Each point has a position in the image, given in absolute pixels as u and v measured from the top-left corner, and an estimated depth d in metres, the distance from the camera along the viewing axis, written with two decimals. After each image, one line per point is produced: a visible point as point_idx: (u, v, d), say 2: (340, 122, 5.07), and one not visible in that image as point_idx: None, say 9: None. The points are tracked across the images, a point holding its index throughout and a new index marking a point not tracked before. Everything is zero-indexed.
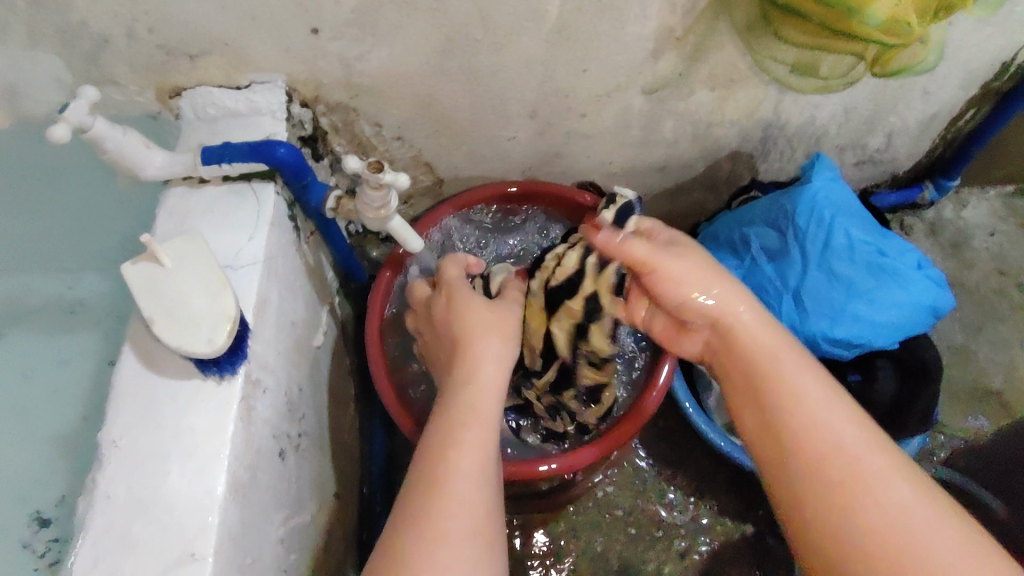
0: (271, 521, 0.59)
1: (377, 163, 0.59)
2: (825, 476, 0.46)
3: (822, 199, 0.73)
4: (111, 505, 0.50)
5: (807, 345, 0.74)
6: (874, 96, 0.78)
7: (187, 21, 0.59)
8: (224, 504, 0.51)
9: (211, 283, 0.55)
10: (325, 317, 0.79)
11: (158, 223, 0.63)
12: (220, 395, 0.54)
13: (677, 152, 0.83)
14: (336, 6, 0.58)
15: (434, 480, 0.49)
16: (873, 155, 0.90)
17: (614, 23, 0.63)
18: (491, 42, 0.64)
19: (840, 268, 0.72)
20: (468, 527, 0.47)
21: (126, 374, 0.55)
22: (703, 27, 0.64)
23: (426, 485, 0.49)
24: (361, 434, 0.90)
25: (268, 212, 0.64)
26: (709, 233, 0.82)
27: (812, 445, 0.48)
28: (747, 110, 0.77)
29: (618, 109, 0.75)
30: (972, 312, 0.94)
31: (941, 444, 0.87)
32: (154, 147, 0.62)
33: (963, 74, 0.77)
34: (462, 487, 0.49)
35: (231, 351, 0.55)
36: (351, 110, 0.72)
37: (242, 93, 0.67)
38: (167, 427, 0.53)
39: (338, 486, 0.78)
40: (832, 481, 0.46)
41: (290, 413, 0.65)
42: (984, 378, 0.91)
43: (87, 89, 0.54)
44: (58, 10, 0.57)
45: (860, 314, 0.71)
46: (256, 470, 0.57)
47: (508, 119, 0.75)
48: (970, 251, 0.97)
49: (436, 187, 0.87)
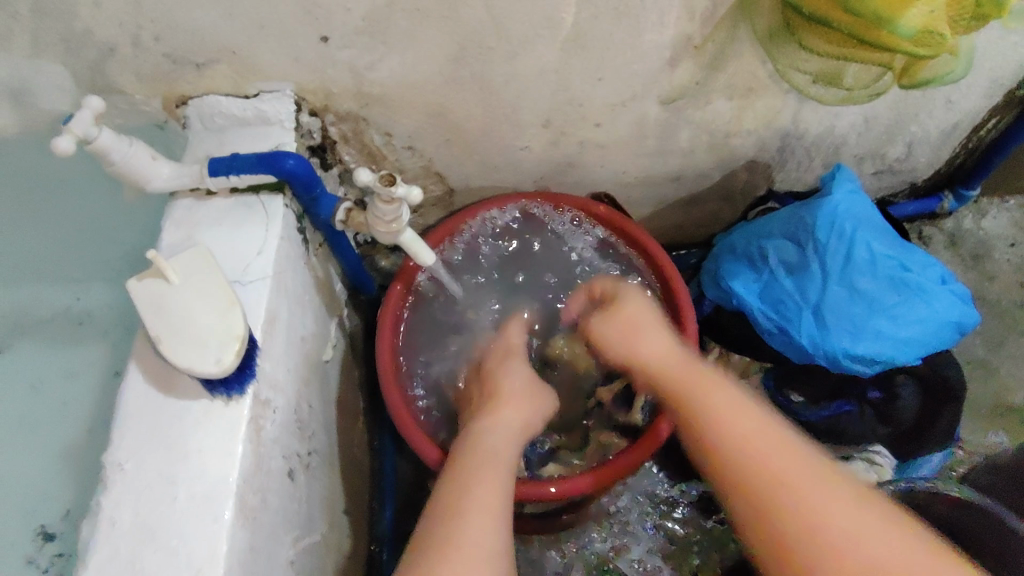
0: (280, 544, 0.57)
1: (390, 177, 0.58)
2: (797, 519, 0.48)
3: (842, 211, 0.72)
4: (117, 530, 0.49)
5: (827, 362, 0.71)
6: (895, 104, 0.76)
7: (194, 29, 0.57)
8: (233, 529, 0.49)
9: (219, 300, 0.53)
10: (334, 330, 0.77)
11: (164, 236, 0.61)
12: (229, 415, 0.52)
13: (693, 161, 0.82)
14: (347, 14, 0.57)
15: (450, 506, 0.53)
16: (893, 164, 0.88)
17: (631, 31, 0.61)
18: (505, 51, 0.62)
19: (862, 283, 0.70)
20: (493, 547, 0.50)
21: (132, 394, 0.53)
22: (722, 35, 0.63)
23: (445, 509, 0.53)
24: (369, 448, 0.88)
25: (276, 225, 0.62)
26: (726, 245, 0.80)
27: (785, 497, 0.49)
28: (765, 119, 0.75)
29: (634, 118, 0.73)
30: (993, 325, 0.92)
31: (960, 460, 0.85)
32: (160, 158, 0.61)
33: (986, 83, 0.76)
34: (493, 511, 0.52)
35: (239, 370, 0.53)
36: (361, 119, 0.70)
37: (249, 102, 0.65)
38: (175, 449, 0.51)
39: (347, 502, 0.77)
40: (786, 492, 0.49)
41: (300, 430, 0.63)
42: (1007, 393, 0.89)
43: (92, 99, 0.53)
44: (62, 18, 0.55)
45: (882, 331, 0.69)
46: (266, 492, 0.55)
47: (521, 128, 0.73)
48: (990, 262, 0.96)
49: (447, 196, 0.86)
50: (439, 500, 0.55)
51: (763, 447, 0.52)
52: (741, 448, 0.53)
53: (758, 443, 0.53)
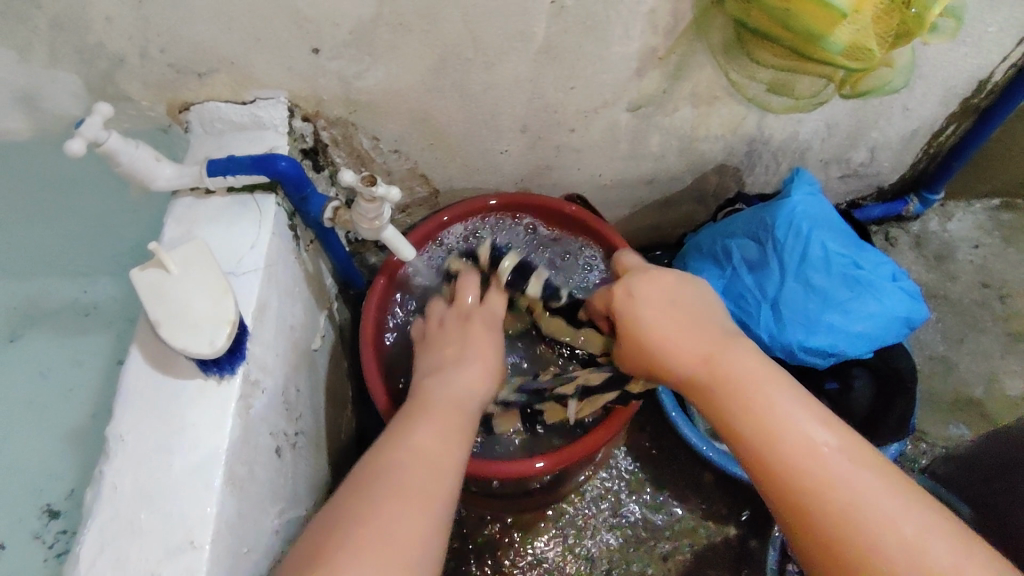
0: (266, 514, 0.63)
1: (370, 178, 0.63)
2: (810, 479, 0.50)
3: (801, 212, 0.75)
4: (117, 494, 0.54)
5: (783, 354, 0.76)
6: (854, 112, 0.80)
7: (196, 42, 0.63)
8: (222, 496, 0.54)
9: (215, 287, 0.59)
10: (325, 321, 0.83)
11: (165, 231, 0.67)
12: (221, 393, 0.58)
13: (665, 165, 0.86)
14: (335, 28, 0.62)
15: (379, 486, 0.53)
16: (858, 168, 0.92)
17: (599, 44, 0.66)
18: (482, 61, 0.67)
19: (816, 280, 0.74)
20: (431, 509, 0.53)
21: (133, 373, 0.59)
22: (683, 48, 0.67)
23: (376, 491, 0.53)
24: (358, 433, 0.94)
25: (268, 223, 0.67)
26: (693, 244, 0.84)
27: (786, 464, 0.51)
28: (730, 125, 0.80)
29: (606, 125, 0.78)
30: (954, 322, 0.96)
31: (923, 451, 0.91)
32: (163, 160, 0.66)
33: (941, 92, 0.79)
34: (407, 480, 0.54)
35: (231, 353, 0.58)
36: (350, 124, 0.76)
37: (246, 108, 0.71)
38: (171, 422, 0.57)
39: (334, 483, 0.82)
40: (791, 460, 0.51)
41: (287, 411, 0.68)
42: (965, 388, 0.93)
43: (102, 106, 0.58)
44: (76, 31, 0.61)
45: (834, 325, 0.74)
46: (253, 465, 0.60)
47: (500, 133, 0.79)
48: (954, 263, 1.00)
49: (433, 197, 0.91)
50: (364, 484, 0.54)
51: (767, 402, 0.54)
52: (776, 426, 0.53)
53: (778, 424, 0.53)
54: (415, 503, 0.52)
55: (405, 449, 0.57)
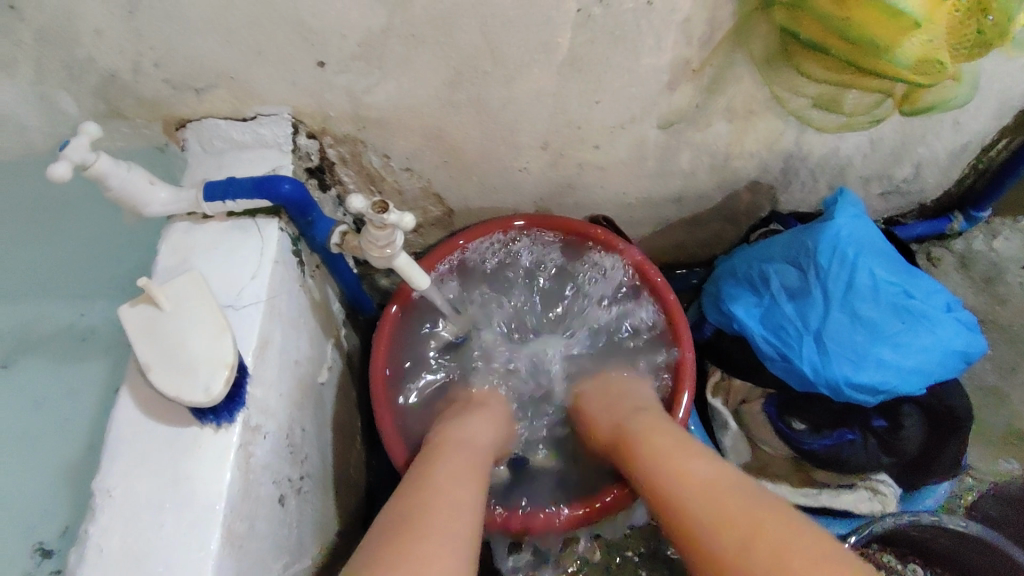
0: (269, 571, 0.57)
1: (382, 204, 0.58)
2: (708, 517, 0.50)
3: (845, 236, 0.70)
4: (104, 557, 0.49)
5: (828, 390, 0.69)
6: (901, 127, 0.74)
7: (192, 57, 0.58)
8: (218, 559, 0.49)
9: (211, 326, 0.53)
10: (331, 351, 0.77)
11: (160, 260, 0.62)
12: (218, 442, 0.52)
13: (695, 183, 0.81)
14: (342, 40, 0.57)
15: (409, 518, 0.49)
16: (901, 185, 0.86)
17: (628, 55, 0.61)
18: (501, 75, 0.62)
19: (864, 310, 0.68)
20: (459, 544, 0.48)
21: (124, 419, 0.54)
22: (720, 59, 0.62)
23: (410, 527, 0.48)
24: (369, 466, 0.89)
25: (271, 250, 0.62)
26: (728, 268, 0.79)
27: (693, 505, 0.52)
28: (767, 141, 0.74)
29: (634, 141, 0.72)
30: (1005, 349, 0.90)
31: (969, 487, 0.85)
32: (158, 183, 0.61)
33: (996, 105, 0.73)
34: (453, 505, 0.51)
35: (229, 399, 0.53)
36: (359, 141, 0.70)
37: (248, 125, 0.66)
38: (164, 475, 0.51)
39: (343, 523, 0.77)
40: (704, 498, 0.51)
41: (292, 454, 0.63)
42: (1018, 420, 0.87)
43: (90, 125, 0.53)
44: (63, 45, 0.56)
45: (884, 359, 0.68)
46: (254, 519, 0.55)
47: (520, 150, 0.73)
48: (1003, 285, 0.93)
49: (447, 217, 0.86)
50: (395, 511, 0.51)
51: (673, 466, 0.56)
52: (681, 477, 0.54)
53: (694, 479, 0.54)
54: (450, 526, 0.49)
55: (430, 481, 0.54)
